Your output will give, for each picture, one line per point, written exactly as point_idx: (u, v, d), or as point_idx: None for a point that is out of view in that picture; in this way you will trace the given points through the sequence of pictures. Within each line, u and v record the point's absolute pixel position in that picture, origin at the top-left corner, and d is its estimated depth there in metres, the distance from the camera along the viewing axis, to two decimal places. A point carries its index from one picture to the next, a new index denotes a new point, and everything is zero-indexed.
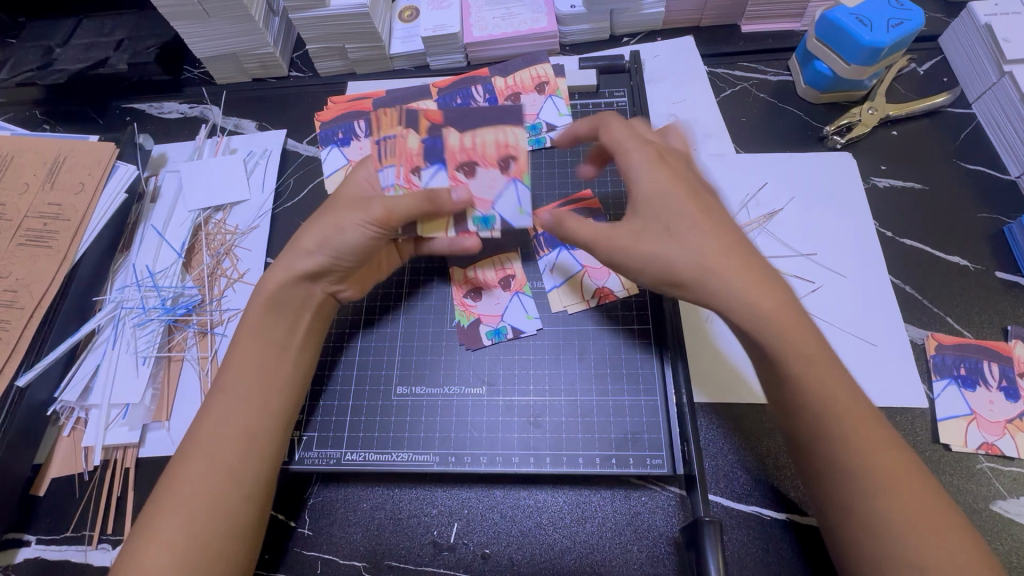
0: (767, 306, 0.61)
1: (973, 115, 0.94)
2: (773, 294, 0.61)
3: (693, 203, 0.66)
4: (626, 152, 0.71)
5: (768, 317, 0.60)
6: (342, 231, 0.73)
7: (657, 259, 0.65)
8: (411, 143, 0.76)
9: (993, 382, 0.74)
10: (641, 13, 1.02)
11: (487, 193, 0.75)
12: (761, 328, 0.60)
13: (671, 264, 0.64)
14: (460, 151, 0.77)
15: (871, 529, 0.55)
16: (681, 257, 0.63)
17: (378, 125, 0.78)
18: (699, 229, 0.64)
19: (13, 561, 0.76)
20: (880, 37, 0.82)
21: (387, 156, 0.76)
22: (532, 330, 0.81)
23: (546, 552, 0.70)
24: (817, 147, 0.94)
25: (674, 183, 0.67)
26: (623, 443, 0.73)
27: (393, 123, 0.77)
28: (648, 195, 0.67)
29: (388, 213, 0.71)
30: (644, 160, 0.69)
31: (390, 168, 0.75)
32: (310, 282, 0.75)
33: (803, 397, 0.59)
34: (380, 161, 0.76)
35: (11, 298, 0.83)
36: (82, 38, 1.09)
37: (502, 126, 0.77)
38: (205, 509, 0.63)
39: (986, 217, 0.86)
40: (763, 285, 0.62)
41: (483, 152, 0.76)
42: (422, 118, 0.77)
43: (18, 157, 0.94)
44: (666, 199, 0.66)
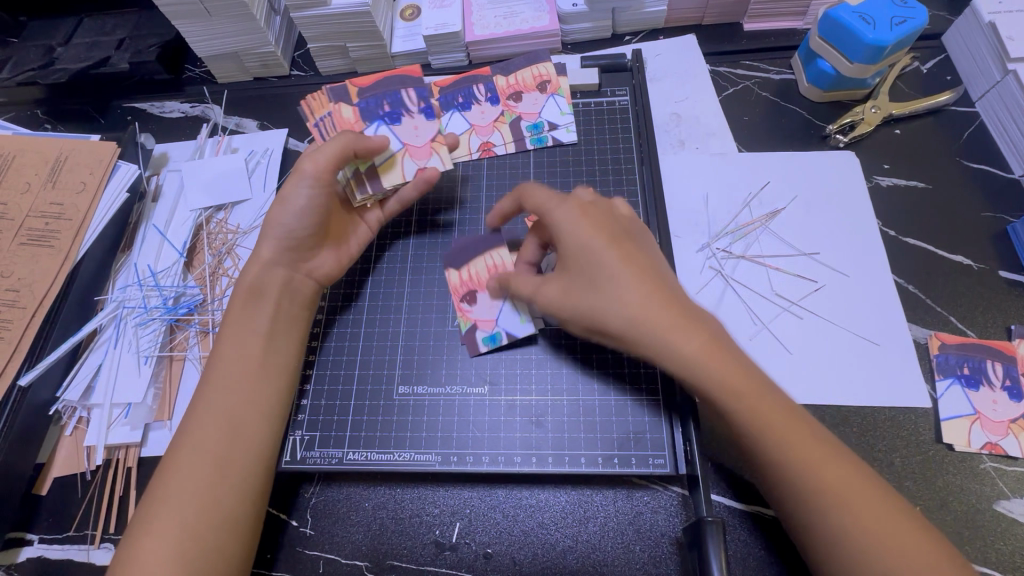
0: (691, 347, 0.62)
1: (977, 113, 0.93)
2: (694, 332, 0.62)
3: (616, 250, 0.67)
4: (548, 212, 0.71)
5: (701, 352, 0.61)
6: (289, 202, 0.78)
7: (591, 312, 0.66)
8: (346, 114, 0.89)
9: (997, 381, 0.74)
10: (642, 12, 1.02)
11: (489, 314, 0.81)
12: (694, 366, 0.61)
13: (604, 317, 0.65)
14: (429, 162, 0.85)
15: (848, 538, 0.55)
16: (613, 306, 0.65)
17: (311, 110, 0.93)
18: (626, 278, 0.65)
19: (15, 561, 0.76)
20: (882, 35, 0.82)
21: (330, 131, 0.90)
22: (525, 334, 0.79)
23: (548, 552, 0.70)
24: (819, 146, 0.94)
25: (599, 233, 0.68)
26: (625, 443, 0.73)
27: (323, 105, 0.92)
28: (574, 247, 0.68)
29: (318, 164, 0.78)
30: (567, 212, 0.70)
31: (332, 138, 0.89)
32: (285, 262, 0.79)
33: (762, 432, 0.59)
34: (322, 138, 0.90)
35: (12, 297, 0.83)
36: (83, 38, 1.08)
37: (490, 249, 0.84)
38: (204, 510, 0.63)
39: (989, 216, 0.86)
40: (686, 325, 0.63)
41: (479, 278, 0.83)
42: (342, 94, 0.91)
43: (19, 157, 0.94)
44: (591, 252, 0.67)
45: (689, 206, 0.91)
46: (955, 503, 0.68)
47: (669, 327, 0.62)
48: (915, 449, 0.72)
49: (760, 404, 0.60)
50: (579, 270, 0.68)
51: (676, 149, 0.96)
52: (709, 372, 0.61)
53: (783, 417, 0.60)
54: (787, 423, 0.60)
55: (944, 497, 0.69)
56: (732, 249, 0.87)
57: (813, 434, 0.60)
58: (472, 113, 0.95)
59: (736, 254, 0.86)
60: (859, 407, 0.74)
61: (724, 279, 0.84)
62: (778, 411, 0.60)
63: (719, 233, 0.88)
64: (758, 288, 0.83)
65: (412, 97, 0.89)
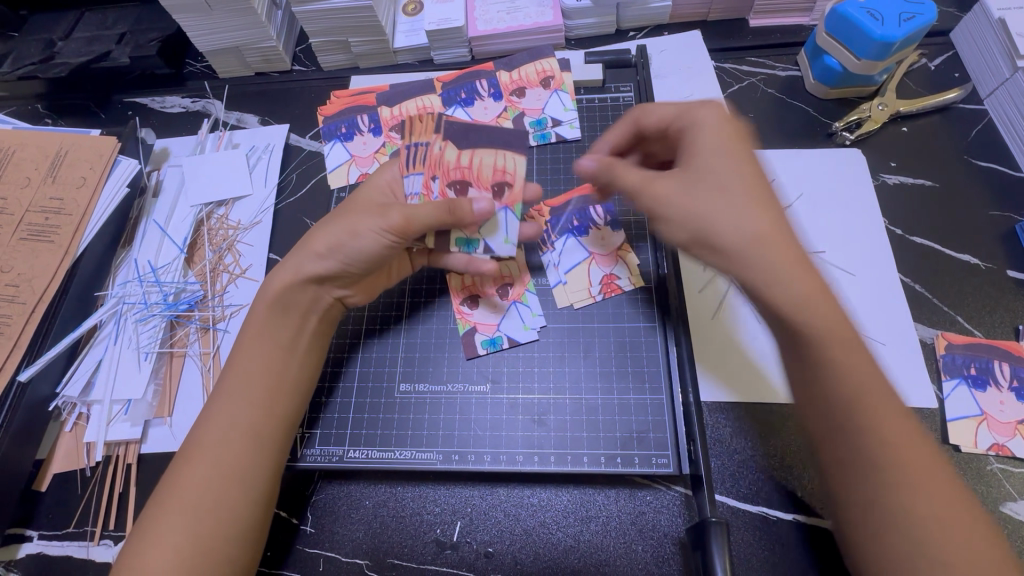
0: (803, 286, 0.56)
1: (984, 111, 0.92)
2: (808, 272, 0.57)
3: (750, 169, 0.62)
4: (688, 116, 0.68)
5: (810, 296, 0.56)
6: (356, 238, 0.73)
7: (711, 213, 0.60)
8: (448, 156, 0.76)
9: (1005, 382, 0.73)
10: (648, 7, 1.01)
11: (491, 318, 0.81)
12: (800, 303, 0.56)
13: (720, 226, 0.60)
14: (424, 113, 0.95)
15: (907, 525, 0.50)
16: (734, 214, 0.60)
17: (411, 129, 0.80)
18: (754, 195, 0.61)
19: (15, 557, 0.75)
20: (891, 31, 0.81)
21: (416, 162, 0.78)
22: (528, 339, 0.80)
23: (549, 551, 0.70)
24: (825, 143, 0.93)
25: (737, 149, 0.64)
26: (628, 442, 0.72)
27: (425, 131, 0.79)
28: (711, 149, 0.64)
29: (408, 222, 0.71)
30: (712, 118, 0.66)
31: (415, 175, 0.78)
32: (319, 285, 0.74)
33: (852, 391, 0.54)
34: (408, 166, 0.78)
35: (12, 293, 0.83)
36: (82, 32, 1.08)
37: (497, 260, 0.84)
38: (209, 509, 0.63)
39: (997, 215, 0.85)
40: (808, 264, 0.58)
41: (482, 287, 0.83)
42: (449, 128, 0.77)
43: (19, 152, 0.93)
44: (728, 158, 0.63)
45: None
46: None
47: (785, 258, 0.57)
48: None
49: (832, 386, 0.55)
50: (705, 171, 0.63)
51: None
52: (813, 319, 0.55)
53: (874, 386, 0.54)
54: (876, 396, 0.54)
55: None
56: None
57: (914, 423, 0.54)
58: (476, 110, 0.95)
59: None
60: None
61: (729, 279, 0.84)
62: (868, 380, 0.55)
63: None
64: None
65: (599, 212, 0.86)
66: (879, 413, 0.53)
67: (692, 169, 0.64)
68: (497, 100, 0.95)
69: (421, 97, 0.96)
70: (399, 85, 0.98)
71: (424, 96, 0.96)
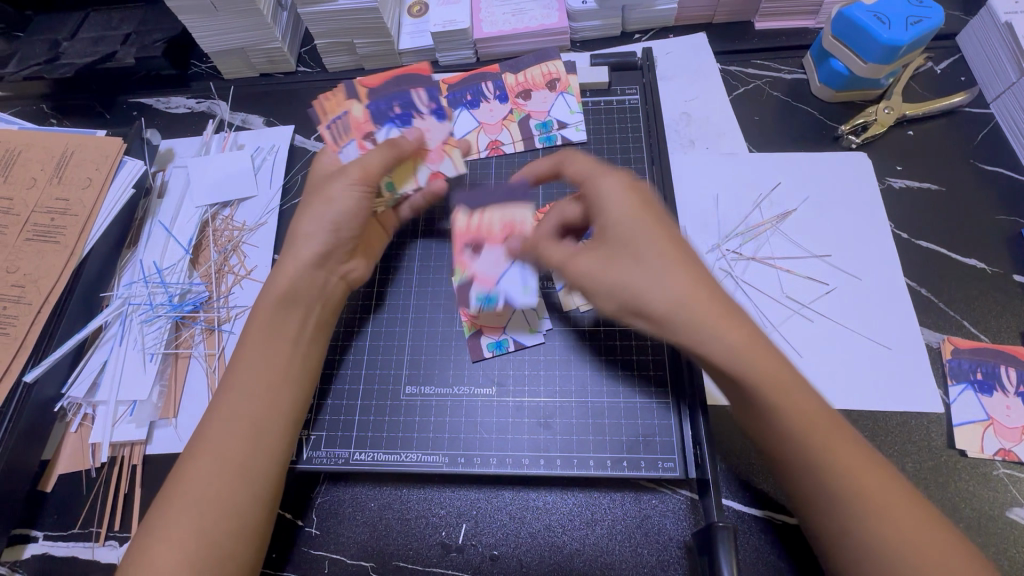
0: (734, 341, 0.58)
1: (991, 115, 0.92)
2: (736, 325, 0.59)
3: (661, 227, 0.64)
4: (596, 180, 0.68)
5: (743, 349, 0.58)
6: (332, 203, 0.75)
7: (628, 282, 0.62)
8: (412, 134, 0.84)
9: (1011, 388, 0.73)
10: (653, 9, 1.01)
11: (497, 320, 0.81)
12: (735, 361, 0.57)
13: (644, 295, 0.61)
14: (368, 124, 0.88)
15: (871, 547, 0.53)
16: (660, 286, 0.60)
17: (321, 109, 0.90)
18: (670, 261, 0.61)
19: (21, 557, 0.76)
20: (899, 35, 0.81)
21: (342, 134, 0.88)
22: (534, 342, 0.79)
23: (555, 554, 0.70)
24: (831, 146, 0.93)
25: (647, 209, 0.65)
26: (635, 445, 0.72)
27: (337, 103, 0.90)
28: (623, 214, 0.64)
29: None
30: (617, 179, 0.67)
31: (349, 143, 0.87)
32: (320, 266, 0.75)
33: (801, 434, 0.57)
34: (337, 143, 0.87)
35: (18, 293, 0.83)
36: (87, 32, 1.08)
37: None
38: (216, 512, 0.62)
39: (1004, 219, 0.85)
40: (730, 316, 0.60)
41: None
42: (359, 93, 0.90)
43: (25, 152, 0.93)
44: (638, 224, 0.64)
45: (698, 206, 0.90)
46: (967, 509, 0.68)
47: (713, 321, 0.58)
48: (926, 454, 0.71)
49: (800, 400, 0.58)
50: (620, 242, 0.64)
51: (686, 149, 0.95)
52: (744, 368, 0.57)
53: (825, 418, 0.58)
54: (824, 427, 0.57)
55: (956, 503, 0.68)
56: (742, 250, 0.86)
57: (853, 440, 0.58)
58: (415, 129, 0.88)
59: (746, 256, 0.85)
60: (869, 411, 0.74)
61: (733, 281, 0.84)
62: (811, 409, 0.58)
63: (728, 234, 0.87)
64: (768, 290, 0.83)
65: None
66: (824, 442, 0.56)
67: (616, 236, 0.64)
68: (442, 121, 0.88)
69: (361, 105, 0.90)
70: (351, 86, 0.91)
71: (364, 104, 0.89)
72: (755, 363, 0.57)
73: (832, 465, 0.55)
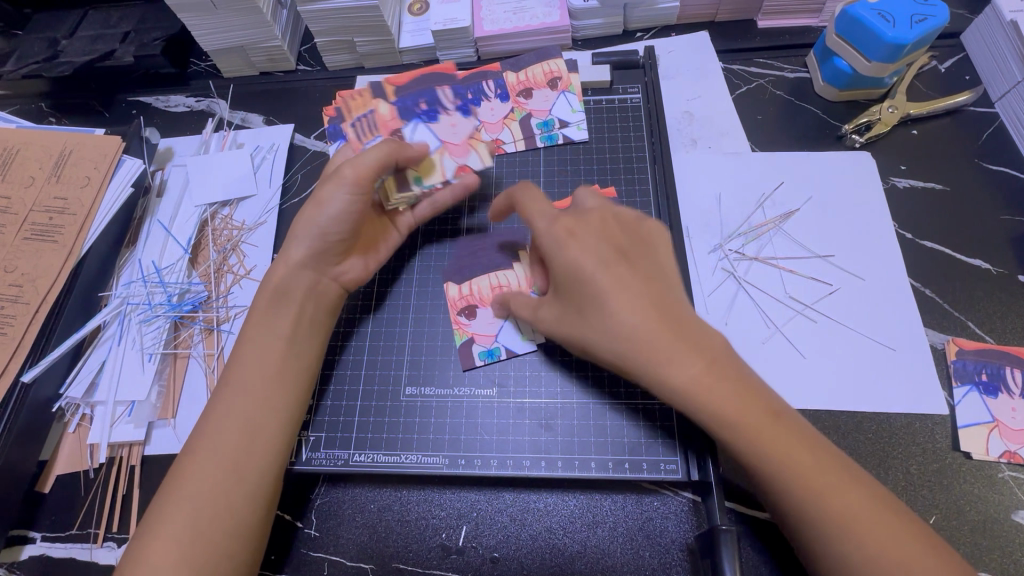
0: (691, 380, 0.58)
1: (996, 114, 0.92)
2: (694, 360, 0.58)
3: (608, 269, 0.63)
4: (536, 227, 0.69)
5: (702, 384, 0.58)
6: (324, 205, 0.75)
7: (583, 331, 0.64)
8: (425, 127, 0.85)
9: (1016, 389, 0.73)
10: (655, 8, 1.00)
11: (489, 328, 0.80)
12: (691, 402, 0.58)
13: (598, 346, 0.63)
14: (395, 123, 0.90)
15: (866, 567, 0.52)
16: (609, 333, 0.61)
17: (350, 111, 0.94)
18: (621, 301, 0.61)
19: (18, 558, 0.75)
20: (903, 33, 0.80)
21: (368, 131, 0.91)
22: (526, 350, 0.79)
23: (556, 556, 0.69)
24: (835, 145, 0.92)
25: (591, 250, 0.64)
26: (637, 447, 0.72)
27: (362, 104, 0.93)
28: (565, 262, 0.64)
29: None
30: (552, 227, 0.67)
31: (374, 138, 0.90)
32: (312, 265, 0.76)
33: (775, 470, 0.56)
34: (362, 140, 0.91)
35: (16, 293, 0.82)
36: (87, 30, 1.07)
37: (494, 269, 0.83)
38: (214, 513, 0.62)
39: (1009, 219, 0.84)
40: (689, 352, 0.59)
41: (480, 295, 0.82)
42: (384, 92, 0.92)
43: (23, 150, 0.93)
44: (580, 270, 0.63)
45: (700, 206, 0.89)
46: (972, 513, 0.67)
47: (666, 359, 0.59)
48: (931, 456, 0.70)
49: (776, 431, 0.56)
50: (570, 290, 0.65)
51: (688, 148, 0.94)
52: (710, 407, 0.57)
53: (798, 443, 0.56)
54: (802, 457, 0.56)
55: (960, 506, 0.67)
56: (744, 251, 0.85)
57: (837, 464, 0.56)
58: (443, 125, 0.90)
59: (748, 257, 0.85)
60: (873, 413, 0.73)
61: (736, 281, 0.83)
62: (789, 440, 0.56)
63: (731, 234, 0.87)
64: (771, 290, 0.82)
65: None
66: (803, 474, 0.55)
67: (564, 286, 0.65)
68: (465, 116, 0.91)
69: (387, 103, 0.92)
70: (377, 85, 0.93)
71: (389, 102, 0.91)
72: (716, 400, 0.57)
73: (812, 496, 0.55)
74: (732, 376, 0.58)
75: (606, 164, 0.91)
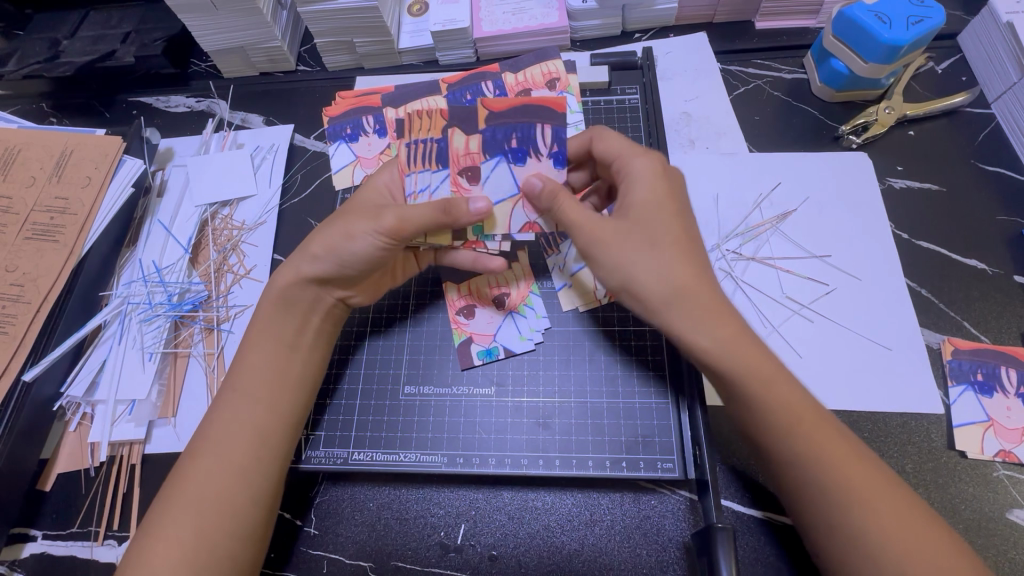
0: (722, 334, 0.60)
1: (992, 115, 0.92)
2: (728, 321, 0.61)
3: (678, 220, 0.65)
4: (625, 162, 0.69)
5: (729, 343, 0.60)
6: (352, 240, 0.71)
7: (631, 264, 0.63)
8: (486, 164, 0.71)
9: (1011, 389, 0.73)
10: (653, 9, 1.01)
11: (488, 328, 0.81)
12: (720, 353, 0.60)
13: (643, 279, 0.62)
14: (470, 160, 0.72)
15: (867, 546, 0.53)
16: (662, 270, 0.62)
17: (406, 125, 0.72)
18: (677, 249, 0.63)
19: (19, 556, 0.76)
20: (899, 35, 0.80)
21: (419, 160, 0.73)
22: (525, 350, 0.79)
23: (553, 554, 0.70)
24: (832, 146, 0.93)
25: (669, 200, 0.66)
26: (634, 445, 0.72)
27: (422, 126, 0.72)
28: (644, 200, 0.65)
29: (399, 222, 0.69)
30: (646, 166, 0.68)
31: (423, 172, 0.73)
32: (321, 285, 0.74)
33: (791, 428, 0.58)
34: (409, 165, 0.73)
35: (17, 292, 0.83)
36: (87, 31, 1.07)
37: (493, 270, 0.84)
38: (214, 510, 0.62)
39: (1004, 219, 0.85)
40: (722, 313, 0.62)
41: (479, 296, 0.82)
42: (456, 115, 0.72)
43: (24, 150, 0.93)
44: (658, 212, 0.65)
45: (698, 206, 0.90)
46: (967, 511, 0.67)
47: (702, 311, 0.61)
48: (927, 455, 0.71)
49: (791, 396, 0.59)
50: (639, 223, 0.64)
51: (686, 149, 0.94)
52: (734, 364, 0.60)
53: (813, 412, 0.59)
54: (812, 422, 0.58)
55: (955, 505, 0.68)
56: (741, 251, 0.86)
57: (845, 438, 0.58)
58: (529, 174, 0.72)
59: (746, 256, 0.85)
60: (869, 412, 0.74)
61: (733, 281, 0.84)
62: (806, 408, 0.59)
63: (729, 234, 0.87)
64: (768, 290, 0.83)
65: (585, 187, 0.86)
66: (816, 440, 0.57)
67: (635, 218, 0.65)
68: (560, 167, 0.72)
69: (471, 132, 0.72)
70: (460, 107, 0.72)
71: (474, 132, 0.71)
72: (744, 359, 0.60)
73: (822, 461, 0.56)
74: (755, 346, 0.61)
75: None
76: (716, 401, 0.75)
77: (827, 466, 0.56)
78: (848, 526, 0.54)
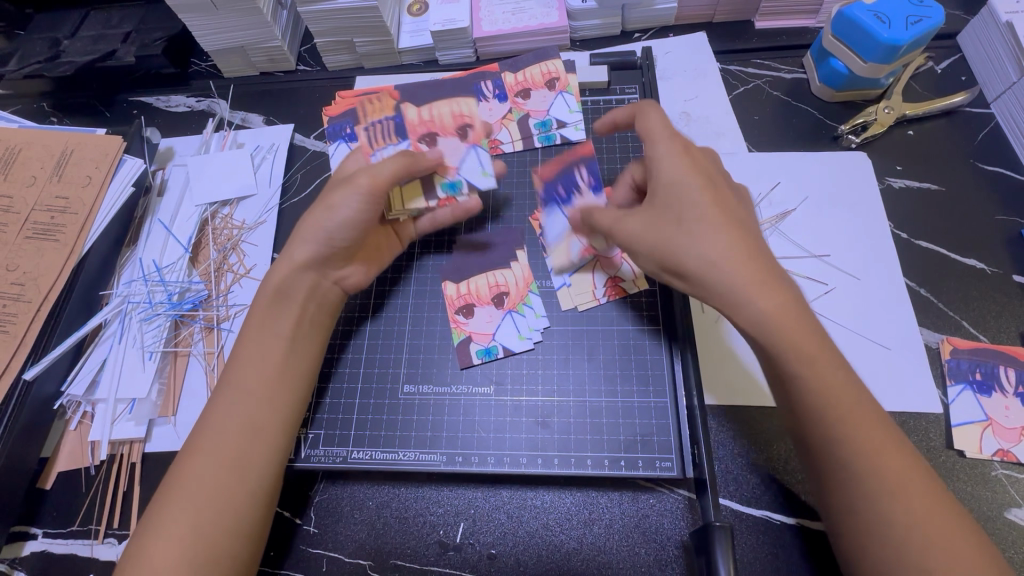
0: (766, 310, 0.59)
1: (991, 114, 0.92)
2: (776, 295, 0.59)
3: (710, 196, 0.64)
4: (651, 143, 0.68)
5: (772, 320, 0.58)
6: (334, 210, 0.74)
7: (665, 245, 0.64)
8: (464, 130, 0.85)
9: (1010, 388, 0.73)
10: (653, 9, 1.01)
11: (486, 327, 0.81)
12: (767, 327, 0.59)
13: (679, 258, 0.63)
14: (425, 128, 0.87)
15: (891, 542, 0.52)
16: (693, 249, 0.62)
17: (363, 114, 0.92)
18: (711, 225, 0.62)
19: (20, 554, 0.76)
20: (898, 34, 0.80)
21: (378, 138, 0.86)
22: (523, 349, 0.79)
23: (552, 553, 0.70)
24: (831, 146, 0.93)
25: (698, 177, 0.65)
26: (633, 444, 0.72)
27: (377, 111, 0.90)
28: (671, 179, 0.65)
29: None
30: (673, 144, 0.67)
31: (384, 146, 0.85)
32: (315, 270, 0.75)
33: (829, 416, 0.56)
34: (371, 145, 0.85)
35: (17, 291, 0.83)
36: (88, 31, 1.08)
37: (491, 269, 0.84)
38: (212, 507, 0.63)
39: (1004, 219, 0.85)
40: (772, 287, 0.60)
41: (477, 295, 0.83)
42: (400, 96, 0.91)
43: (25, 150, 0.94)
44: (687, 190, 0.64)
45: None
46: (966, 511, 0.67)
47: (748, 283, 0.60)
48: (925, 454, 0.71)
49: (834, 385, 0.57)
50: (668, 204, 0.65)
51: None
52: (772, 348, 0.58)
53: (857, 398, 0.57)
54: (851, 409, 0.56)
55: None
56: None
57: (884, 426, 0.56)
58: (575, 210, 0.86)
59: None
60: None
61: None
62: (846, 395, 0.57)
63: None
64: None
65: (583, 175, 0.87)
66: (855, 427, 0.56)
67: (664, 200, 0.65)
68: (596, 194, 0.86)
69: (417, 105, 0.89)
70: (405, 92, 0.91)
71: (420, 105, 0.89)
72: (780, 342, 0.58)
73: (856, 452, 0.55)
74: (807, 321, 0.59)
75: (603, 163, 0.91)
76: (771, 404, 0.75)
77: (861, 457, 0.55)
78: (869, 515, 0.54)
